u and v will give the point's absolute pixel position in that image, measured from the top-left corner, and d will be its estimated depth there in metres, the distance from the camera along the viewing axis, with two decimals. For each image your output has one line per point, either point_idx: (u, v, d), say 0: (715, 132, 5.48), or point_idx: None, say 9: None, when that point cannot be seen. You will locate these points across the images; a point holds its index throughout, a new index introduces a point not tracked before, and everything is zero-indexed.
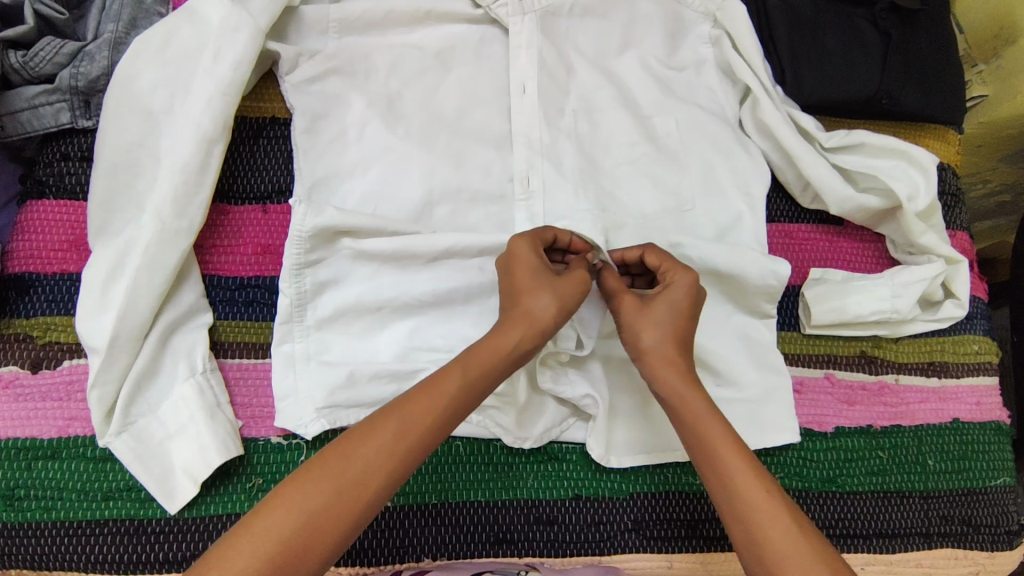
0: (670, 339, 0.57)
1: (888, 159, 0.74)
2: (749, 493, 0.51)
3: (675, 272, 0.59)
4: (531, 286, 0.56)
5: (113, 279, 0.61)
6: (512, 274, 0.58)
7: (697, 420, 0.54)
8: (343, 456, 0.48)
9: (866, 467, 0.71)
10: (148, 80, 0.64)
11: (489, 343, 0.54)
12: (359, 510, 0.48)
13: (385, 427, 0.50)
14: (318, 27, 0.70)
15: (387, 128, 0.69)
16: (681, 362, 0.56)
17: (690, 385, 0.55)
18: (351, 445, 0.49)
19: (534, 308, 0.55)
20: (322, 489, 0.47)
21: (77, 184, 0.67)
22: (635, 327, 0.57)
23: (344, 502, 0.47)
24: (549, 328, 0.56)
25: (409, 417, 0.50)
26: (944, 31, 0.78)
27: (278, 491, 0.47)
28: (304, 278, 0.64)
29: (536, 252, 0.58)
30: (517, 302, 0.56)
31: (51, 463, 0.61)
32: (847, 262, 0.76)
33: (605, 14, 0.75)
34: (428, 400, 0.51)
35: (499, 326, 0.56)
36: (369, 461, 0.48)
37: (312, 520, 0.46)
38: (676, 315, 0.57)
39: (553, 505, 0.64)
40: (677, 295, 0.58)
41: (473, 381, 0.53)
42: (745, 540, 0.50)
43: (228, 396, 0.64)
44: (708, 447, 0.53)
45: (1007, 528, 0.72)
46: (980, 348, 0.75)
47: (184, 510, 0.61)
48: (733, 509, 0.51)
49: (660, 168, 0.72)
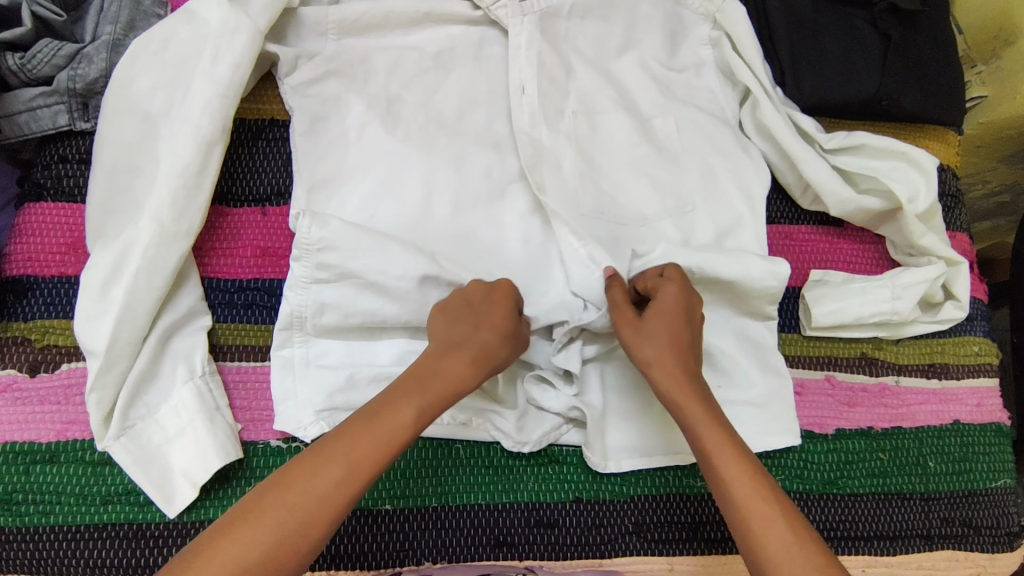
0: (665, 348, 0.57)
1: (888, 160, 0.74)
2: (745, 493, 0.51)
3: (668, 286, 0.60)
4: (501, 331, 0.57)
5: (111, 281, 0.61)
6: (488, 316, 0.57)
7: (694, 423, 0.55)
8: (305, 479, 0.48)
9: (866, 469, 0.71)
10: (147, 82, 0.64)
11: (443, 374, 0.54)
12: (317, 528, 0.47)
13: (343, 454, 0.49)
14: (317, 27, 0.70)
15: (385, 130, 0.69)
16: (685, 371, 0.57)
17: (690, 386, 0.56)
18: (311, 466, 0.49)
19: (496, 351, 0.56)
20: (286, 513, 0.47)
21: (75, 187, 0.67)
22: (633, 343, 0.58)
23: (304, 527, 0.47)
24: (488, 357, 0.56)
25: (364, 445, 0.50)
26: (944, 32, 0.78)
27: (241, 511, 0.47)
28: (311, 291, 0.62)
29: (501, 305, 0.58)
30: (480, 341, 0.56)
31: (50, 467, 0.61)
32: (847, 263, 0.76)
33: (603, 16, 0.75)
34: (384, 419, 0.51)
35: (444, 351, 0.56)
36: (328, 486, 0.48)
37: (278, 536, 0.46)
38: (671, 322, 0.58)
39: (554, 508, 0.64)
40: (668, 306, 0.59)
41: (419, 398, 0.53)
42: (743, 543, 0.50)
43: (227, 399, 0.63)
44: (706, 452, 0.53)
45: (1008, 530, 0.72)
46: (980, 349, 0.75)
47: (183, 514, 0.61)
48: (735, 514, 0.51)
49: (659, 170, 0.72)
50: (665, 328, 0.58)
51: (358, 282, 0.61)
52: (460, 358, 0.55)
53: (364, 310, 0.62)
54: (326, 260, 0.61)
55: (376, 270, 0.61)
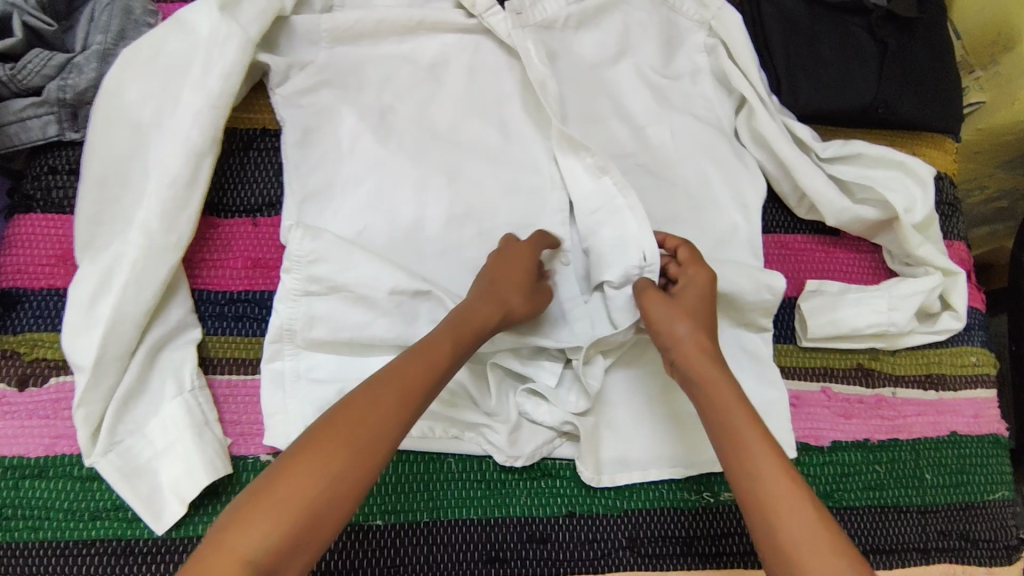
0: (700, 330, 0.57)
1: (885, 169, 0.73)
2: (775, 486, 0.49)
3: (698, 270, 0.60)
4: (518, 282, 0.60)
5: (100, 294, 0.60)
6: (508, 266, 0.61)
7: (725, 416, 0.53)
8: (355, 420, 0.47)
9: (863, 482, 0.70)
10: (136, 93, 0.64)
11: (476, 316, 0.56)
12: (366, 475, 0.46)
13: (390, 393, 0.49)
14: (309, 36, 0.70)
15: (378, 141, 0.69)
16: (709, 351, 0.56)
17: (719, 371, 0.55)
18: (361, 409, 0.47)
19: (512, 301, 0.59)
20: (338, 457, 0.45)
21: (65, 198, 0.66)
22: (670, 317, 0.58)
23: (359, 467, 0.46)
24: (496, 310, 0.57)
25: (411, 381, 0.50)
26: (942, 40, 0.78)
27: (293, 459, 0.45)
28: (303, 307, 0.61)
29: (518, 257, 0.61)
30: (501, 287, 0.59)
31: (38, 482, 0.61)
32: (844, 273, 0.76)
33: (598, 24, 0.74)
34: (419, 369, 0.51)
35: (457, 309, 0.56)
36: (380, 424, 0.47)
37: (339, 490, 0.45)
38: (697, 301, 0.59)
39: (547, 522, 0.64)
40: (698, 288, 0.59)
41: (446, 350, 0.53)
42: (763, 532, 0.48)
43: (216, 413, 0.62)
44: (734, 435, 0.52)
45: (1006, 543, 0.71)
46: (978, 360, 0.75)
47: (172, 530, 0.60)
48: (757, 499, 0.49)
49: (655, 179, 0.72)
50: (694, 310, 0.58)
51: (348, 296, 0.61)
52: (487, 301, 0.57)
53: (354, 322, 0.61)
54: (317, 273, 0.61)
55: (365, 282, 0.61)
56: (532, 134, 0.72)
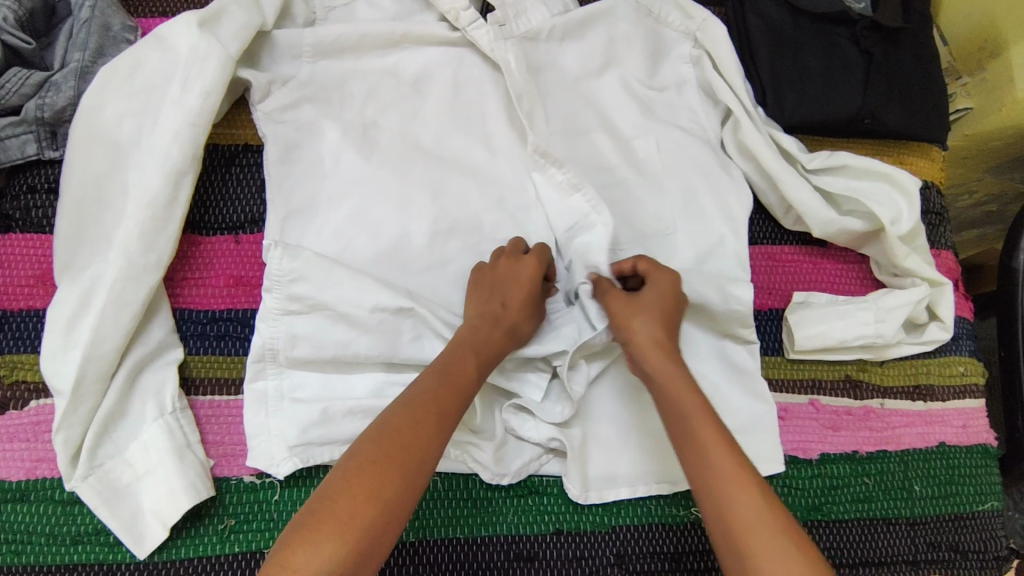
0: (658, 326, 0.57)
1: (871, 180, 0.73)
2: (725, 468, 0.49)
3: (660, 274, 0.61)
4: (526, 310, 0.60)
5: (79, 316, 0.60)
6: (513, 292, 0.60)
7: (685, 416, 0.52)
8: (400, 445, 0.49)
9: (851, 494, 0.70)
10: (115, 111, 0.63)
11: (494, 340, 0.58)
12: (414, 486, 0.49)
13: (428, 417, 0.51)
14: (291, 51, 0.69)
15: (361, 156, 0.69)
16: (666, 346, 0.57)
17: (673, 364, 0.55)
18: (403, 434, 0.50)
19: (522, 330, 0.60)
20: (390, 482, 0.48)
21: (44, 218, 0.66)
22: (628, 317, 0.58)
23: (407, 490, 0.48)
24: (507, 320, 0.59)
25: (444, 402, 0.52)
26: (927, 49, 0.78)
27: (341, 488, 0.47)
28: (286, 326, 0.61)
29: (524, 278, 0.61)
30: (511, 319, 0.59)
31: (17, 507, 0.60)
32: (830, 284, 0.76)
33: (582, 36, 0.74)
34: (452, 383, 0.54)
35: (470, 324, 0.59)
36: (425, 448, 0.50)
37: (394, 504, 0.47)
38: (659, 304, 0.59)
39: (534, 540, 0.63)
40: (662, 290, 0.59)
41: (471, 364, 0.55)
42: (716, 517, 0.48)
43: (199, 435, 0.62)
44: (686, 421, 0.52)
45: (996, 553, 0.71)
46: (966, 369, 0.75)
47: (154, 554, 0.59)
48: (707, 484, 0.49)
49: (640, 191, 0.71)
50: (653, 308, 0.58)
51: (330, 314, 0.61)
52: (500, 331, 0.59)
53: (336, 342, 0.61)
54: (298, 292, 0.60)
55: (347, 300, 0.60)
56: (516, 148, 0.71)
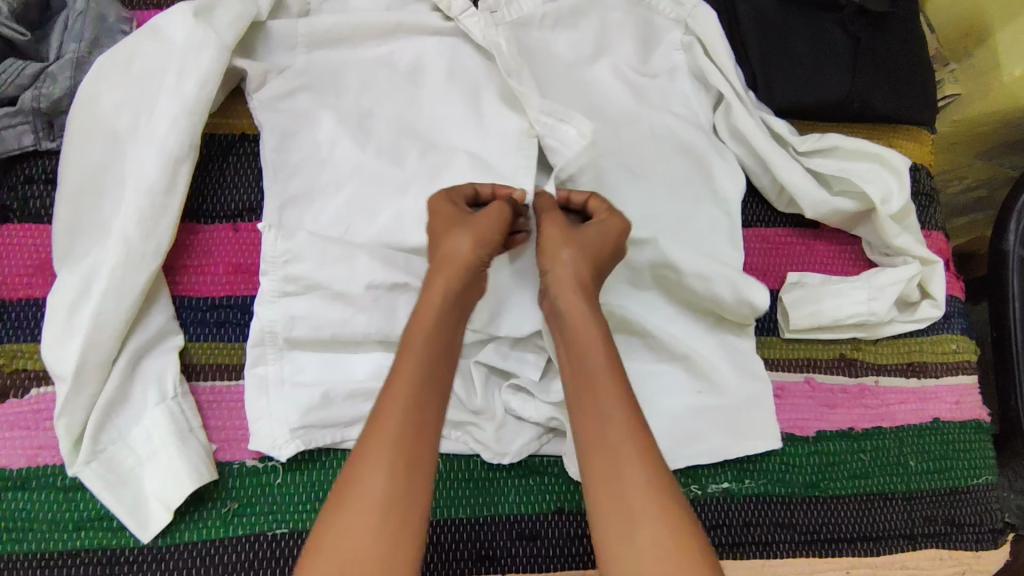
0: (583, 261, 0.57)
1: (861, 161, 0.74)
2: (610, 439, 0.50)
3: (610, 219, 0.61)
4: (448, 229, 0.58)
5: (79, 303, 0.60)
6: (432, 225, 0.60)
7: (590, 372, 0.53)
8: (365, 446, 0.49)
9: (848, 471, 0.71)
10: (112, 100, 0.63)
11: (430, 301, 0.55)
12: (407, 466, 0.48)
13: (383, 407, 0.50)
14: (286, 41, 0.70)
15: (357, 144, 0.69)
16: (586, 291, 0.57)
17: (588, 314, 0.55)
18: (365, 434, 0.50)
19: (452, 245, 0.57)
20: (363, 479, 0.48)
21: (42, 208, 0.66)
22: (559, 244, 0.58)
23: (384, 480, 0.48)
24: (473, 264, 0.57)
25: (396, 388, 0.51)
26: (914, 34, 0.79)
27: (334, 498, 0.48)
28: (283, 308, 0.62)
29: (438, 207, 0.60)
30: (438, 248, 0.58)
31: (19, 494, 0.60)
32: (823, 265, 0.77)
33: (575, 24, 0.75)
34: (405, 366, 0.52)
35: (429, 278, 0.57)
36: (381, 438, 0.49)
37: (377, 497, 0.47)
38: (598, 243, 0.59)
39: (536, 519, 0.64)
40: (603, 230, 0.60)
41: (436, 334, 0.54)
42: (598, 480, 0.50)
43: (200, 420, 0.62)
44: (588, 380, 0.53)
45: (991, 526, 0.72)
46: (957, 346, 0.76)
47: (158, 538, 0.60)
48: (594, 445, 0.51)
49: (634, 175, 0.72)
50: (585, 244, 0.58)
51: (328, 294, 0.62)
52: (433, 276, 0.56)
53: (336, 326, 0.61)
54: (293, 272, 0.61)
55: (345, 281, 0.62)
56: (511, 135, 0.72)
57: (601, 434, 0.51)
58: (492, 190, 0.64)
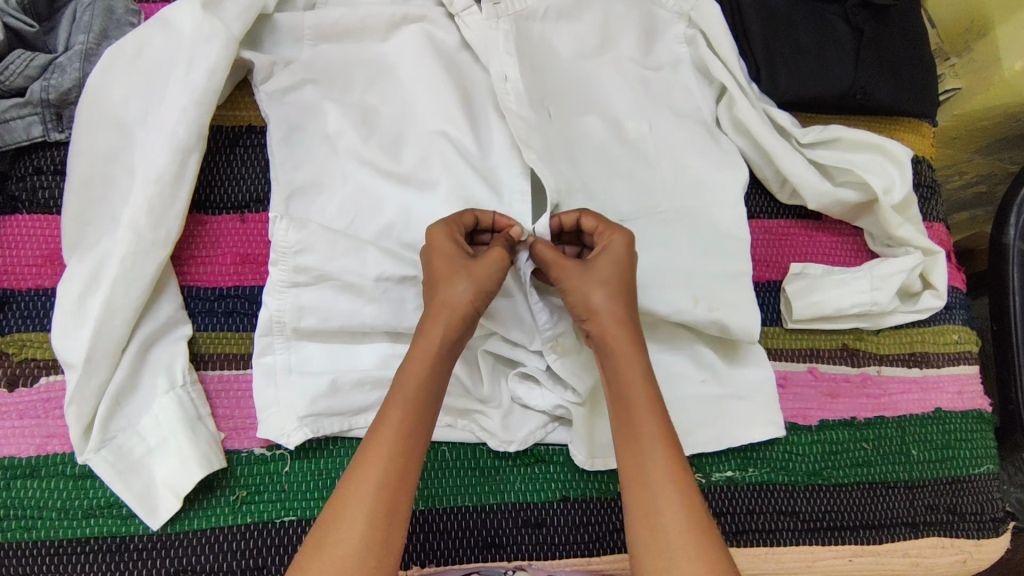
0: (614, 296, 0.57)
1: (863, 153, 0.75)
2: (653, 467, 0.52)
3: (613, 233, 0.60)
4: (447, 274, 0.56)
5: (89, 292, 0.61)
6: (430, 264, 0.58)
7: (634, 401, 0.55)
8: (349, 488, 0.50)
9: (851, 459, 0.71)
10: (121, 91, 0.64)
11: (422, 345, 0.55)
12: (390, 515, 0.49)
13: (374, 452, 0.51)
14: (293, 33, 0.70)
15: (362, 136, 0.69)
16: (626, 325, 0.57)
17: (631, 347, 0.56)
18: (353, 477, 0.50)
19: (452, 295, 0.55)
20: (352, 522, 0.48)
21: (51, 199, 0.66)
22: (584, 288, 0.57)
23: (371, 525, 0.48)
24: (470, 314, 0.56)
25: (386, 434, 0.52)
26: (915, 28, 0.79)
27: (317, 532, 0.49)
28: (291, 297, 0.62)
29: (436, 244, 0.58)
30: (434, 292, 0.56)
31: (29, 481, 0.60)
32: (826, 256, 0.77)
33: (580, 16, 0.74)
34: (398, 411, 0.52)
35: (423, 324, 0.56)
36: (370, 482, 0.50)
37: (354, 544, 0.48)
38: (613, 274, 0.58)
39: (541, 507, 0.64)
40: (614, 253, 0.59)
41: (426, 384, 0.54)
42: (638, 509, 0.52)
43: (209, 408, 0.62)
44: (632, 409, 0.55)
45: (993, 515, 0.73)
46: (959, 337, 0.76)
47: (167, 525, 0.60)
48: (635, 473, 0.53)
49: (639, 167, 0.73)
50: (605, 274, 0.58)
51: (336, 285, 0.62)
52: (429, 322, 0.56)
53: (343, 315, 0.62)
54: (303, 263, 0.61)
55: (353, 271, 0.62)
56: None
57: (643, 464, 0.53)
58: (493, 219, 0.62)
